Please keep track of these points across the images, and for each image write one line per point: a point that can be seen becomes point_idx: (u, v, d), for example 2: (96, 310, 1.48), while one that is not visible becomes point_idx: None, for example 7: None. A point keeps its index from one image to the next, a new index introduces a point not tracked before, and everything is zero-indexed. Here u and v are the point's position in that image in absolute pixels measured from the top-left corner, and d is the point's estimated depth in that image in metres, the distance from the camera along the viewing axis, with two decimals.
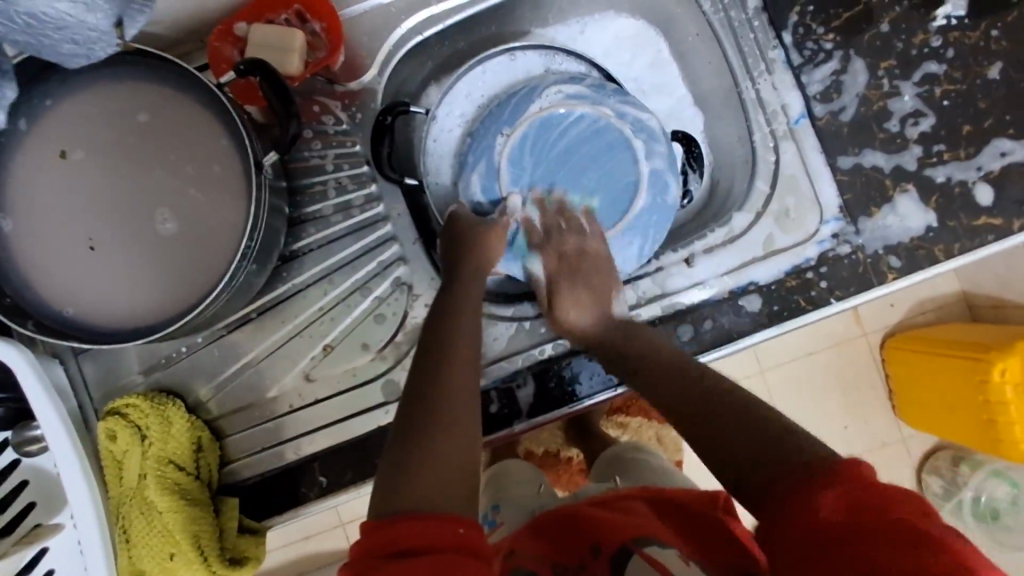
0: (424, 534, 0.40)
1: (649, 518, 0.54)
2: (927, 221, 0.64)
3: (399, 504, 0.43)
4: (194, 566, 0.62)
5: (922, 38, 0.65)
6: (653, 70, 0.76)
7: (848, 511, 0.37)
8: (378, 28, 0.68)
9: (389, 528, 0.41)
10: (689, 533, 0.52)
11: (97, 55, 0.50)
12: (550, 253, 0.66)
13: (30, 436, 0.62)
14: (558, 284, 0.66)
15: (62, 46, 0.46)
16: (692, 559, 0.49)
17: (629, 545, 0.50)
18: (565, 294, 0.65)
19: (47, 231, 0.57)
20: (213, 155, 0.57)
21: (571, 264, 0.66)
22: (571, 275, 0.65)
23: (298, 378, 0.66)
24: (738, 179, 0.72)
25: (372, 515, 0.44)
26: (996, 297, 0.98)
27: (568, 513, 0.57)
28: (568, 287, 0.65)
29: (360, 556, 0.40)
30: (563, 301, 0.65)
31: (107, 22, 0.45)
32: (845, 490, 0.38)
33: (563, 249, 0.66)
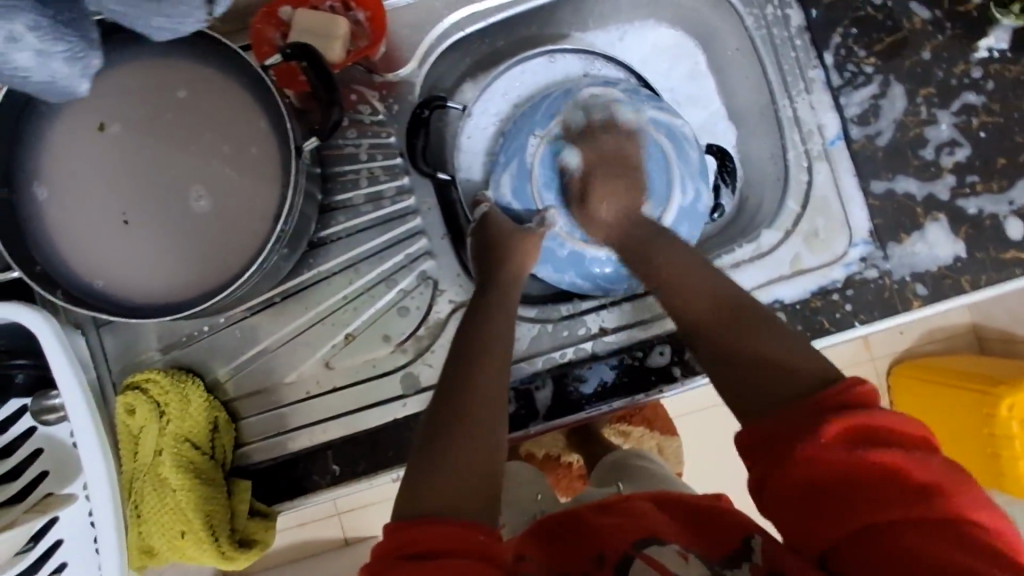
0: (442, 539, 0.40)
1: (655, 517, 0.51)
2: (956, 251, 0.64)
3: (419, 508, 0.43)
4: (203, 546, 0.61)
5: (962, 68, 0.65)
6: (689, 81, 0.77)
7: (854, 448, 0.41)
8: (420, 21, 0.68)
9: (409, 529, 0.41)
10: (688, 527, 0.50)
11: (186, 29, 0.42)
12: (587, 148, 0.65)
13: (47, 405, 0.63)
14: (592, 172, 0.65)
15: (151, 20, 0.39)
16: (691, 550, 0.47)
17: (629, 550, 0.48)
18: (597, 187, 0.64)
19: (82, 201, 0.57)
20: (251, 136, 0.57)
21: (608, 159, 0.65)
22: (610, 166, 0.65)
23: (317, 365, 0.66)
24: (768, 195, 0.72)
25: (392, 518, 0.44)
26: (1007, 331, 0.98)
27: (573, 517, 0.54)
28: (604, 178, 0.64)
29: (379, 559, 0.41)
30: (597, 194, 0.64)
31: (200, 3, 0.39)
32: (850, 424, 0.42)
33: (601, 145, 0.65)
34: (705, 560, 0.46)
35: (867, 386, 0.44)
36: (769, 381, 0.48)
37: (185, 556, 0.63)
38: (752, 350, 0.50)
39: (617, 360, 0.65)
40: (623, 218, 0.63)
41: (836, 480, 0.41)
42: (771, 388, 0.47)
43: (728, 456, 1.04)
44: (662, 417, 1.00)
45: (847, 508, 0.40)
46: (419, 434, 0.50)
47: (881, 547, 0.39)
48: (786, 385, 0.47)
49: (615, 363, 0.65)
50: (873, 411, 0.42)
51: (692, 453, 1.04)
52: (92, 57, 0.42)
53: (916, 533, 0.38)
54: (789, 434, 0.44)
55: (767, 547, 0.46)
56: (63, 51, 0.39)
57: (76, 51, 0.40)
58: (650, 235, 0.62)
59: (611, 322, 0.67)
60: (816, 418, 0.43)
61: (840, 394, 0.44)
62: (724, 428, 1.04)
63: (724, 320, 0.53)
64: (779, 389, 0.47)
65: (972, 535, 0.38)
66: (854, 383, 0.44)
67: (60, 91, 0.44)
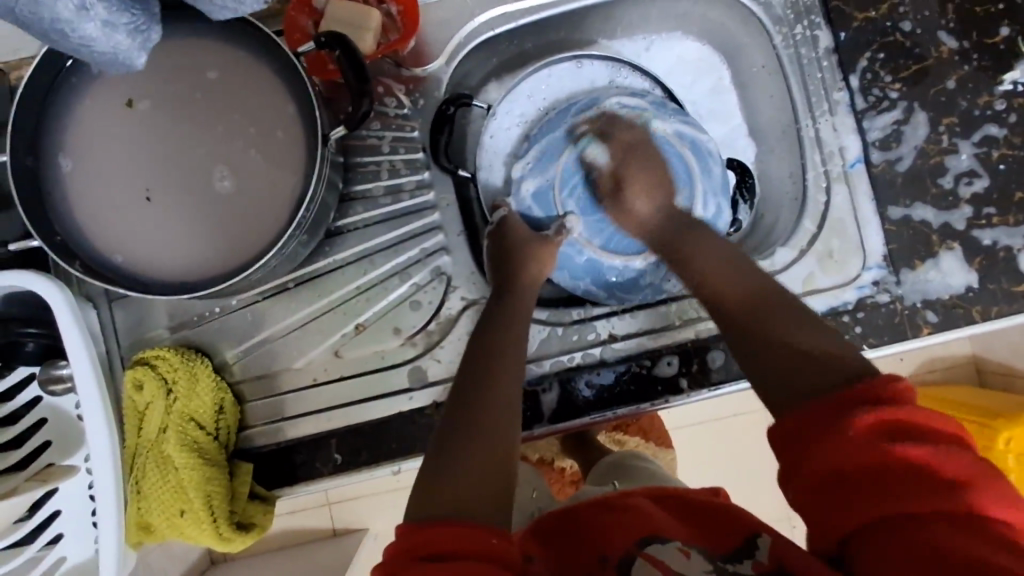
0: (454, 539, 0.41)
1: (659, 514, 0.51)
2: (968, 281, 0.64)
3: (431, 509, 0.44)
4: (202, 526, 0.61)
5: (986, 99, 0.65)
6: (713, 96, 0.77)
7: (886, 441, 0.41)
8: (452, 19, 0.68)
9: (420, 531, 0.41)
10: (691, 522, 0.51)
11: (244, 9, 0.48)
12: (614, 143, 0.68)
13: (54, 375, 0.62)
14: (622, 166, 0.67)
15: None
16: (694, 547, 0.47)
17: (632, 550, 0.48)
18: (633, 181, 0.66)
19: (107, 177, 0.57)
20: (278, 120, 0.58)
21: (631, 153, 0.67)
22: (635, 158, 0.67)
23: (326, 353, 0.66)
24: (785, 215, 0.72)
25: (407, 518, 0.44)
26: (1007, 365, 0.99)
27: (575, 512, 0.54)
28: (638, 176, 0.66)
29: (394, 557, 0.41)
30: (633, 189, 0.66)
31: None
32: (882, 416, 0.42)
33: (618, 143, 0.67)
34: (708, 557, 0.46)
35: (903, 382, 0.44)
36: (812, 366, 0.48)
37: (183, 534, 0.63)
38: (779, 338, 0.52)
39: (624, 368, 0.65)
40: (658, 214, 0.66)
41: (863, 470, 0.41)
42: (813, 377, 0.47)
43: (724, 470, 1.04)
44: (657, 429, 1.00)
45: (871, 503, 0.40)
46: (433, 437, 0.50)
47: (904, 540, 0.39)
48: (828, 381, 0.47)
49: (622, 370, 0.65)
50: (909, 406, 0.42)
51: (687, 464, 1.04)
52: (150, 32, 0.44)
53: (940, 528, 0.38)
54: (820, 421, 0.44)
55: (774, 547, 0.47)
56: (126, 22, 0.41)
57: (136, 23, 0.42)
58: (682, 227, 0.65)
59: (621, 328, 0.67)
60: (848, 407, 0.43)
61: (876, 387, 0.44)
62: (721, 440, 1.04)
63: (753, 309, 0.55)
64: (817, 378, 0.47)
65: (1006, 535, 0.38)
66: (891, 378, 0.44)
67: (116, 67, 0.45)
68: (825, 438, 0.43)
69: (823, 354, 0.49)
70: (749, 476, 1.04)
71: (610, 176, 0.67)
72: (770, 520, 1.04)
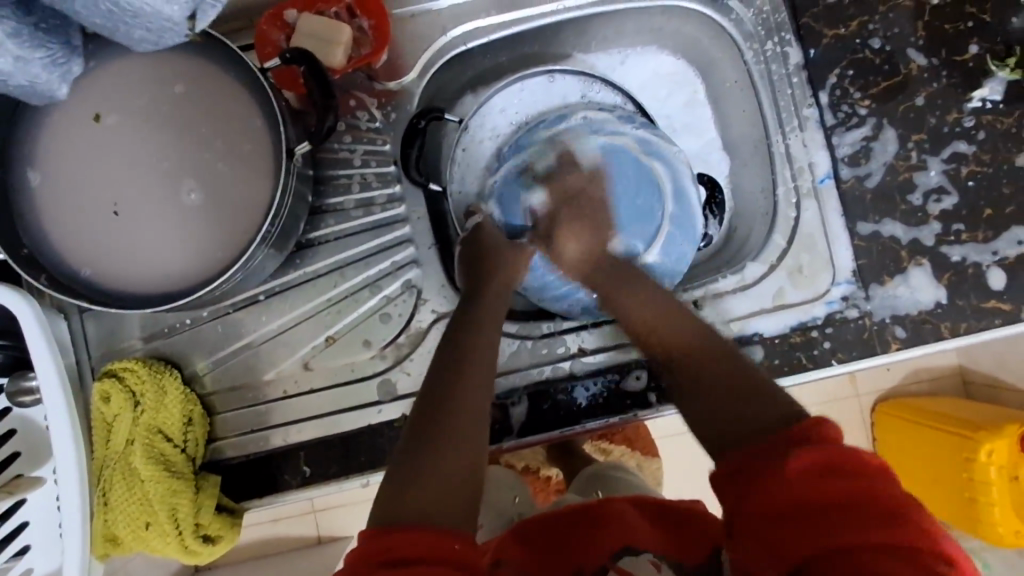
0: (420, 542, 0.41)
1: (634, 520, 0.51)
2: (937, 297, 0.64)
3: (396, 514, 0.43)
4: (168, 538, 0.62)
5: (955, 116, 0.66)
6: (687, 109, 0.78)
7: (823, 476, 0.41)
8: (424, 33, 0.69)
9: (391, 534, 0.41)
10: (664, 531, 0.51)
11: (168, 42, 0.51)
12: (553, 187, 0.68)
13: (23, 387, 0.62)
14: (558, 209, 0.67)
15: (134, 31, 0.47)
16: (666, 560, 0.47)
17: (606, 562, 0.47)
18: (564, 227, 0.66)
19: (73, 189, 0.58)
20: (245, 134, 0.58)
21: (575, 199, 0.68)
22: (574, 206, 0.67)
23: (296, 364, 0.66)
24: (757, 228, 0.72)
25: (369, 523, 0.44)
26: (993, 376, 0.98)
27: (548, 516, 0.54)
28: (573, 219, 0.67)
29: (356, 562, 0.40)
30: (563, 233, 0.67)
31: (181, 13, 0.46)
32: (814, 453, 0.43)
33: (567, 186, 0.68)
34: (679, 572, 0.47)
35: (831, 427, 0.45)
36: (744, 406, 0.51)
37: (149, 547, 0.63)
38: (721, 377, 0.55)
39: (593, 382, 0.65)
40: (589, 255, 0.66)
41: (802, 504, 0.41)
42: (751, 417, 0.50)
43: (707, 479, 1.04)
44: (643, 439, 0.99)
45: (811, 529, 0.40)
46: (398, 446, 0.50)
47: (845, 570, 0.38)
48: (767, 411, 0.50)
49: (592, 385, 0.65)
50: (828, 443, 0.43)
51: (670, 473, 1.04)
52: (69, 64, 0.50)
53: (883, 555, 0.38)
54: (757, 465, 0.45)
55: None
56: (42, 58, 0.47)
57: (54, 58, 0.48)
58: (615, 271, 0.65)
59: (590, 342, 0.67)
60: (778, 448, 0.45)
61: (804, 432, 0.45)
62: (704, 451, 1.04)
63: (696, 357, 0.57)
64: (749, 414, 0.50)
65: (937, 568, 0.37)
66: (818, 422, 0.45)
67: (39, 96, 0.52)
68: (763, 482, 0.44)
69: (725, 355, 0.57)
70: None
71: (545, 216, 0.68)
72: None
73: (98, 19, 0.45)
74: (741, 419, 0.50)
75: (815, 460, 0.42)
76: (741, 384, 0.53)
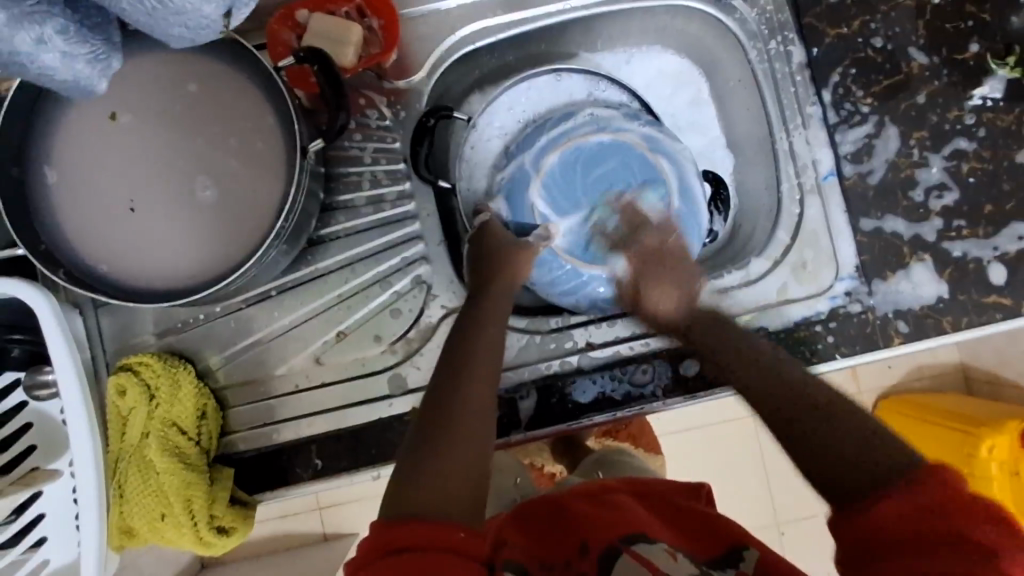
0: (426, 534, 0.42)
1: (638, 511, 0.52)
2: (939, 292, 0.65)
3: (404, 506, 0.44)
4: (182, 530, 0.63)
5: (956, 114, 0.67)
6: (692, 108, 0.79)
7: (916, 517, 0.41)
8: (433, 32, 0.70)
9: (400, 526, 0.42)
10: (675, 526, 0.51)
11: (203, 41, 0.47)
12: (632, 251, 0.68)
13: (41, 380, 0.65)
14: (643, 275, 0.67)
15: (171, 30, 0.43)
16: (681, 551, 0.48)
17: (616, 544, 0.48)
18: (650, 286, 0.66)
19: (91, 186, 0.59)
20: (258, 131, 0.59)
21: (651, 261, 0.67)
22: (655, 266, 0.67)
23: (308, 359, 0.67)
24: (761, 225, 0.74)
25: (379, 514, 0.45)
26: (994, 373, 0.99)
27: (553, 503, 0.54)
28: (656, 277, 0.66)
29: (368, 553, 0.41)
30: (648, 291, 0.66)
31: (219, 10, 0.43)
32: (922, 493, 0.42)
33: (640, 249, 0.68)
34: (694, 562, 0.47)
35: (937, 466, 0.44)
36: (834, 457, 0.47)
37: (163, 538, 0.64)
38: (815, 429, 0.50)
39: (601, 375, 0.67)
40: (677, 313, 0.65)
41: (910, 543, 0.41)
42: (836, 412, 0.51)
43: (712, 475, 1.05)
44: (646, 435, 0.98)
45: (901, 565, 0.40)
46: (408, 438, 0.51)
47: None
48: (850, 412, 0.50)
49: (599, 378, 0.67)
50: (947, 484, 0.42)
51: (674, 468, 1.05)
52: (111, 57, 0.45)
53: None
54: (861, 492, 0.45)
55: (761, 561, 0.48)
56: (87, 53, 0.43)
57: (96, 52, 0.44)
58: (709, 327, 0.63)
59: (597, 337, 0.68)
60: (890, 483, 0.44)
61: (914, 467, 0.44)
62: (707, 446, 1.05)
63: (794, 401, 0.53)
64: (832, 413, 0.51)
65: None
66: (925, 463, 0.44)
67: (79, 92, 0.46)
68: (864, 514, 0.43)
69: (819, 391, 0.53)
70: (734, 481, 1.05)
71: (629, 285, 0.68)
72: (756, 526, 1.05)
73: (139, 17, 0.42)
74: (837, 437, 0.49)
75: (920, 502, 0.42)
76: (833, 425, 0.50)
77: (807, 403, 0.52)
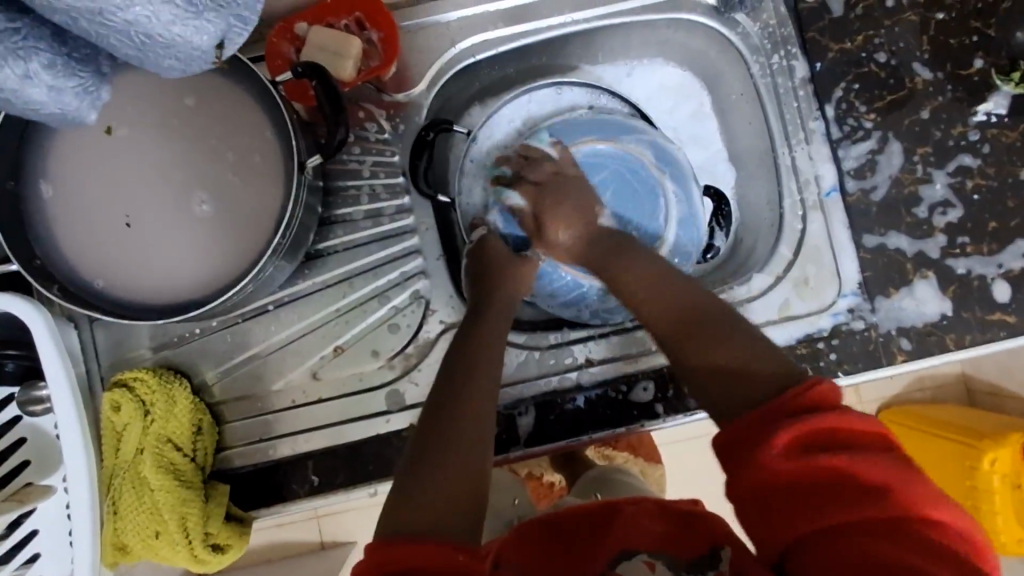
0: (423, 556, 0.41)
1: (640, 522, 0.50)
2: (943, 309, 0.64)
3: (399, 525, 0.44)
4: (177, 548, 0.62)
5: (960, 130, 0.66)
6: (693, 121, 0.78)
7: (806, 452, 0.42)
8: (433, 46, 0.69)
9: (394, 548, 0.41)
10: (663, 526, 0.49)
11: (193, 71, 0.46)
12: (528, 185, 0.67)
13: (34, 396, 0.63)
14: (537, 202, 0.66)
15: (161, 62, 0.42)
16: (660, 555, 0.46)
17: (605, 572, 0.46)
18: (551, 216, 0.65)
19: (86, 199, 0.58)
20: (256, 145, 0.59)
21: (548, 186, 0.67)
22: (550, 192, 0.66)
23: (305, 374, 0.67)
24: (762, 240, 0.73)
25: (376, 534, 0.44)
26: (998, 385, 0.97)
27: (560, 522, 0.52)
28: (552, 206, 0.66)
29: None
30: (549, 221, 0.66)
31: (212, 41, 0.42)
32: (812, 424, 0.43)
33: (536, 177, 0.67)
34: (675, 564, 0.46)
35: (824, 387, 0.45)
36: (733, 382, 0.50)
37: (158, 555, 0.63)
38: (708, 353, 0.52)
39: (600, 392, 0.66)
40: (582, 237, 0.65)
41: (799, 488, 0.41)
42: (750, 351, 0.51)
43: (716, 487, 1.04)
44: (646, 446, 0.97)
45: (800, 505, 0.41)
46: (405, 456, 0.50)
47: (837, 551, 0.39)
48: (761, 345, 0.51)
49: (598, 394, 0.66)
50: (836, 411, 0.43)
51: (676, 480, 1.04)
52: (100, 90, 0.44)
53: (902, 547, 0.38)
54: (753, 433, 0.45)
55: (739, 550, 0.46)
56: (75, 85, 0.42)
57: (85, 84, 0.43)
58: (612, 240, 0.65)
59: (597, 353, 0.67)
60: (778, 418, 0.44)
61: (795, 400, 0.45)
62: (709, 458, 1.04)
63: (690, 325, 0.55)
64: (747, 355, 0.51)
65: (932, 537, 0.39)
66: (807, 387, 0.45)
67: (67, 123, 0.45)
68: (747, 457, 0.44)
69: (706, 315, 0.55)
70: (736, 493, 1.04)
71: (528, 212, 0.67)
72: None
73: (129, 53, 0.41)
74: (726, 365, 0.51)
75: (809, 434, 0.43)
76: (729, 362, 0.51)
77: (695, 322, 0.55)
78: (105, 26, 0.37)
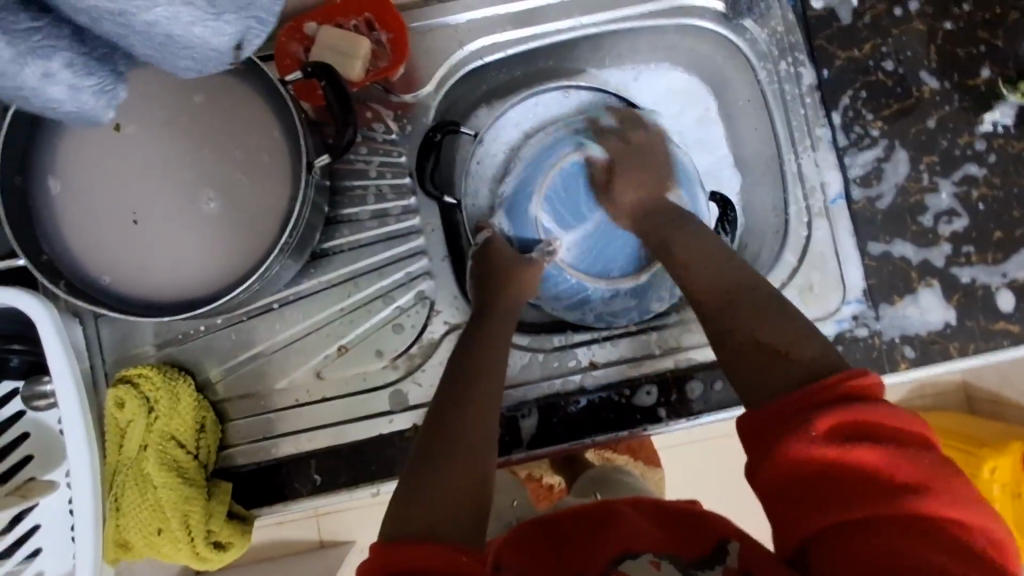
0: (431, 557, 0.41)
1: (640, 522, 0.50)
2: (946, 318, 0.64)
3: (405, 526, 0.44)
4: (178, 545, 0.62)
5: (966, 139, 0.66)
6: (699, 126, 0.77)
7: (840, 444, 0.42)
8: (442, 47, 0.69)
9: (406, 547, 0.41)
10: (663, 527, 0.49)
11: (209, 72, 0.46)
12: (615, 141, 0.70)
13: (37, 391, 0.63)
14: (619, 159, 0.69)
15: (178, 62, 0.42)
16: (664, 554, 0.46)
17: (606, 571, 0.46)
18: (621, 176, 0.69)
19: (95, 196, 0.58)
20: (264, 145, 0.59)
21: (634, 150, 0.70)
22: (628, 158, 0.69)
23: (308, 373, 0.67)
24: (766, 246, 0.73)
25: (382, 534, 0.44)
26: (999, 393, 0.96)
27: (556, 521, 0.52)
28: (623, 168, 0.69)
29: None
30: (618, 181, 0.69)
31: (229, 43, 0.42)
32: (849, 415, 0.43)
33: (624, 139, 0.70)
34: (678, 564, 0.45)
35: (866, 378, 0.45)
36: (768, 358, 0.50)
37: (159, 552, 0.63)
38: (748, 328, 0.53)
39: (603, 395, 0.66)
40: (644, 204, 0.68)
41: (830, 479, 0.41)
42: (788, 330, 0.52)
43: (716, 491, 1.04)
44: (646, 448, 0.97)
45: (827, 497, 0.41)
46: (411, 458, 0.50)
47: (862, 545, 0.39)
48: (810, 334, 0.51)
49: (601, 398, 0.66)
50: (873, 405, 0.43)
51: (676, 484, 1.04)
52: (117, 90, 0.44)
53: (926, 546, 0.38)
54: (786, 420, 0.45)
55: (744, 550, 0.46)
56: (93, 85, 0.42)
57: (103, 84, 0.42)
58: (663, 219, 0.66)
59: (600, 356, 0.67)
60: (812, 408, 0.44)
61: (836, 389, 0.45)
62: (709, 463, 1.04)
63: (738, 295, 0.56)
64: (789, 334, 0.51)
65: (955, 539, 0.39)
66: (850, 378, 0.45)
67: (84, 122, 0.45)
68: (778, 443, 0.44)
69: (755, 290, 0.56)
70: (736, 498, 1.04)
71: (604, 169, 0.70)
72: None
73: (148, 53, 0.41)
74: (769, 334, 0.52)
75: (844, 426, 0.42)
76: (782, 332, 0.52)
77: (744, 294, 0.56)
78: (127, 25, 0.37)
